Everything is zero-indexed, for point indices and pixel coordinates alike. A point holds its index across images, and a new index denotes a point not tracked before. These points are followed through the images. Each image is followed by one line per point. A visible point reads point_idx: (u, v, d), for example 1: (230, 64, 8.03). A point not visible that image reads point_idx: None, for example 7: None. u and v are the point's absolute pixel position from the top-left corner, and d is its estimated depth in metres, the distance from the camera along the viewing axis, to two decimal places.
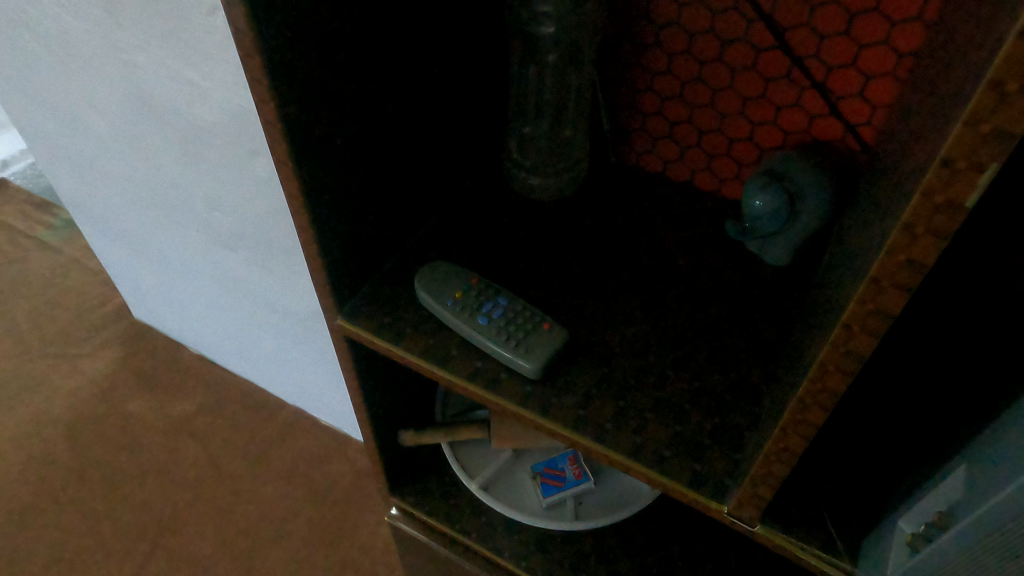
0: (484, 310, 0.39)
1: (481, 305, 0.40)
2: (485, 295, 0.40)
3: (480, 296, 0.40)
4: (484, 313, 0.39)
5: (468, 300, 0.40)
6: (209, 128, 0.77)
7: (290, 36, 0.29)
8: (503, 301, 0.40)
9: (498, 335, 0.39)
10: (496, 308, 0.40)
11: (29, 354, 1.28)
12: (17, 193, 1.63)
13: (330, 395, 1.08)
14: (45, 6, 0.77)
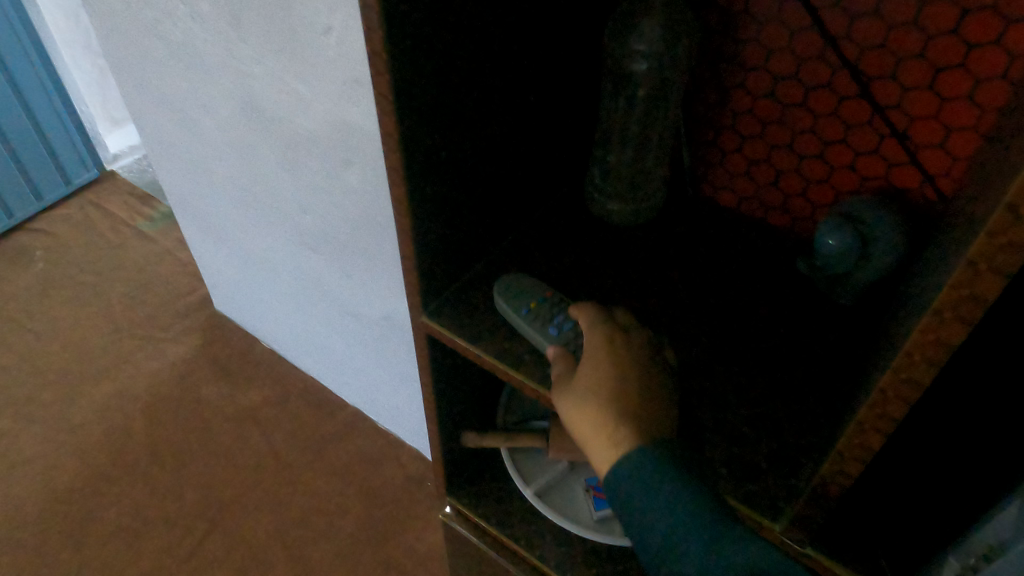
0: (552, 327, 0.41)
1: (552, 322, 0.42)
2: (556, 312, 0.42)
3: (553, 313, 0.42)
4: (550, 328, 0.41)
5: (541, 313, 0.42)
6: (309, 136, 0.83)
7: (414, 59, 0.33)
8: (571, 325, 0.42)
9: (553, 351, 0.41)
10: (562, 327, 0.42)
11: (119, 334, 1.38)
12: (122, 185, 1.76)
13: (391, 400, 1.13)
14: (177, 19, 0.85)
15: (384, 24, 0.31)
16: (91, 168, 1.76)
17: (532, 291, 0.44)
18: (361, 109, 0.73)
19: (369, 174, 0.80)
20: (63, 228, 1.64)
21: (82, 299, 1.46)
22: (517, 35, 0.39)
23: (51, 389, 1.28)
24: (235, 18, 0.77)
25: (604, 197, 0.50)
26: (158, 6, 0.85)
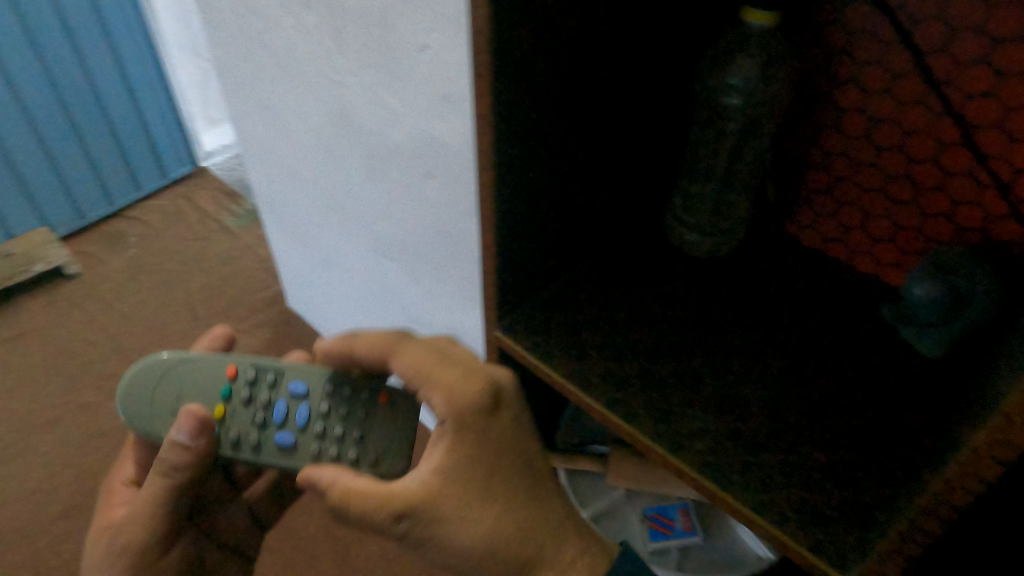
0: (306, 400, 0.49)
1: (271, 402, 0.50)
2: (255, 392, 0.50)
3: (256, 395, 0.50)
4: (282, 411, 0.49)
5: (256, 404, 0.49)
6: (395, 148, 0.85)
7: (517, 84, 0.35)
8: (303, 393, 0.50)
9: (344, 427, 0.48)
10: (304, 396, 0.50)
11: (197, 322, 1.45)
12: (213, 181, 1.87)
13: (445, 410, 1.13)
14: (282, 30, 0.89)
15: (492, 49, 0.32)
16: (185, 163, 1.85)
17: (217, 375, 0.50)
18: (448, 125, 0.75)
19: (448, 188, 0.82)
20: (155, 218, 1.74)
21: (166, 285, 1.55)
22: (614, 67, 0.40)
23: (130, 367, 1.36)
24: (337, 32, 0.81)
25: (685, 228, 0.50)
26: (266, 17, 0.90)
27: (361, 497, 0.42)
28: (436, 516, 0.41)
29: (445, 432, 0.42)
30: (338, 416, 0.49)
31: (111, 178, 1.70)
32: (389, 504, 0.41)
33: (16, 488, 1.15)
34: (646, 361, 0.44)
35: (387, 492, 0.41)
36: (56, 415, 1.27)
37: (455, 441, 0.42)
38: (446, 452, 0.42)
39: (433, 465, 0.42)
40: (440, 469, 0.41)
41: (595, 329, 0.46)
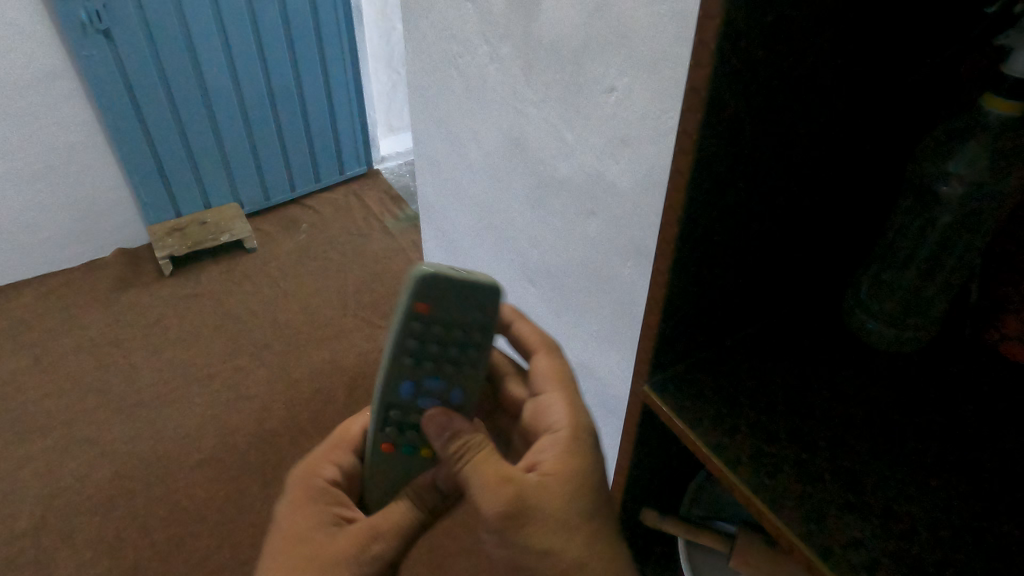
0: (423, 377, 0.47)
1: (418, 403, 0.48)
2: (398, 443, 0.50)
3: (408, 444, 0.50)
4: (426, 402, 0.48)
5: (421, 438, 0.49)
6: (562, 181, 0.85)
7: (721, 147, 0.34)
8: (400, 406, 0.48)
9: (452, 342, 0.45)
10: (416, 379, 0.47)
11: (346, 311, 1.55)
12: (382, 184, 2.00)
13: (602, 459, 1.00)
14: (475, 57, 0.92)
15: (705, 109, 0.32)
16: (361, 163, 2.00)
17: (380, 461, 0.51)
18: (621, 168, 0.72)
19: (607, 229, 0.80)
20: (327, 210, 1.89)
21: (326, 273, 1.67)
22: (822, 141, 0.39)
23: (281, 342, 1.47)
24: (526, 64, 0.81)
25: (867, 315, 0.47)
26: (462, 42, 0.93)
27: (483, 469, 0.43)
28: (549, 509, 0.43)
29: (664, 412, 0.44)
30: (444, 351, 0.46)
31: (297, 168, 1.88)
32: (503, 485, 0.42)
33: (171, 430, 1.28)
34: (802, 451, 0.41)
35: (507, 471, 0.43)
36: (213, 372, 1.40)
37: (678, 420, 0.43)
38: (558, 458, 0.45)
39: (549, 465, 0.45)
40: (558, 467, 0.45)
41: (751, 403, 0.44)
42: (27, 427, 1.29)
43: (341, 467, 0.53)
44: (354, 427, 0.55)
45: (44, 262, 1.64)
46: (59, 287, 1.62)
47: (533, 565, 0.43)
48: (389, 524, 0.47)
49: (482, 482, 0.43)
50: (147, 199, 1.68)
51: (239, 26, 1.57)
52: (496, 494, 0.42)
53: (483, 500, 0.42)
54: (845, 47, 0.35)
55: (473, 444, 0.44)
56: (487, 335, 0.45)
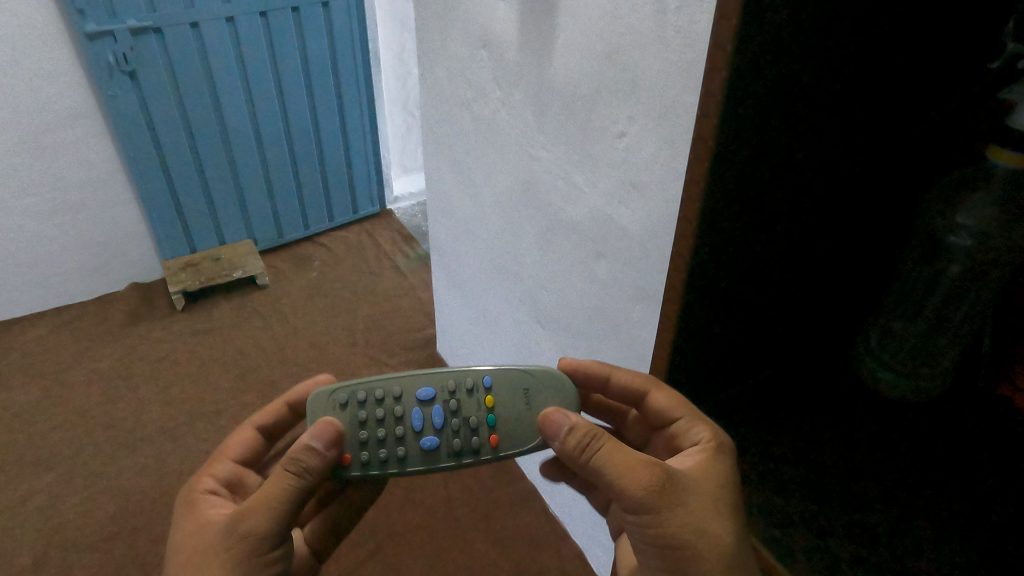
0: (419, 434, 0.50)
1: (441, 428, 0.50)
2: (482, 438, 0.51)
3: (480, 428, 0.51)
4: (418, 423, 0.50)
5: (468, 414, 0.51)
6: (572, 224, 0.85)
7: (730, 194, 0.35)
8: (440, 447, 0.50)
9: (378, 421, 0.50)
10: (418, 433, 0.50)
11: (354, 349, 1.55)
12: (394, 223, 2.02)
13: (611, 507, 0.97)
14: (490, 102, 0.93)
15: (711, 158, 0.33)
16: (374, 202, 2.03)
17: (514, 447, 0.50)
18: (629, 211, 0.72)
19: (617, 272, 0.79)
20: (339, 248, 1.91)
21: (336, 311, 1.67)
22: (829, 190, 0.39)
23: (289, 379, 1.47)
24: (539, 108, 0.83)
25: (878, 364, 0.48)
26: (477, 88, 0.95)
27: (624, 452, 0.38)
28: (696, 506, 0.37)
29: (706, 451, 0.40)
30: (375, 425, 0.50)
31: (311, 206, 1.90)
32: (650, 463, 0.37)
33: (175, 466, 1.27)
34: (813, 504, 0.40)
35: (646, 457, 0.38)
36: (220, 408, 1.40)
37: (724, 452, 0.40)
38: (708, 463, 0.39)
39: (694, 465, 0.39)
40: (704, 469, 0.39)
41: (760, 452, 0.44)
42: (31, 460, 1.29)
43: (219, 476, 0.53)
44: (232, 446, 0.56)
45: (59, 296, 1.66)
46: (72, 320, 1.63)
47: (685, 565, 0.37)
48: (256, 507, 0.44)
49: (621, 470, 0.37)
50: (162, 235, 1.70)
51: (260, 70, 1.62)
52: (641, 476, 0.37)
53: (628, 478, 0.37)
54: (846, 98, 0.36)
55: (598, 431, 0.39)
56: (357, 395, 0.50)
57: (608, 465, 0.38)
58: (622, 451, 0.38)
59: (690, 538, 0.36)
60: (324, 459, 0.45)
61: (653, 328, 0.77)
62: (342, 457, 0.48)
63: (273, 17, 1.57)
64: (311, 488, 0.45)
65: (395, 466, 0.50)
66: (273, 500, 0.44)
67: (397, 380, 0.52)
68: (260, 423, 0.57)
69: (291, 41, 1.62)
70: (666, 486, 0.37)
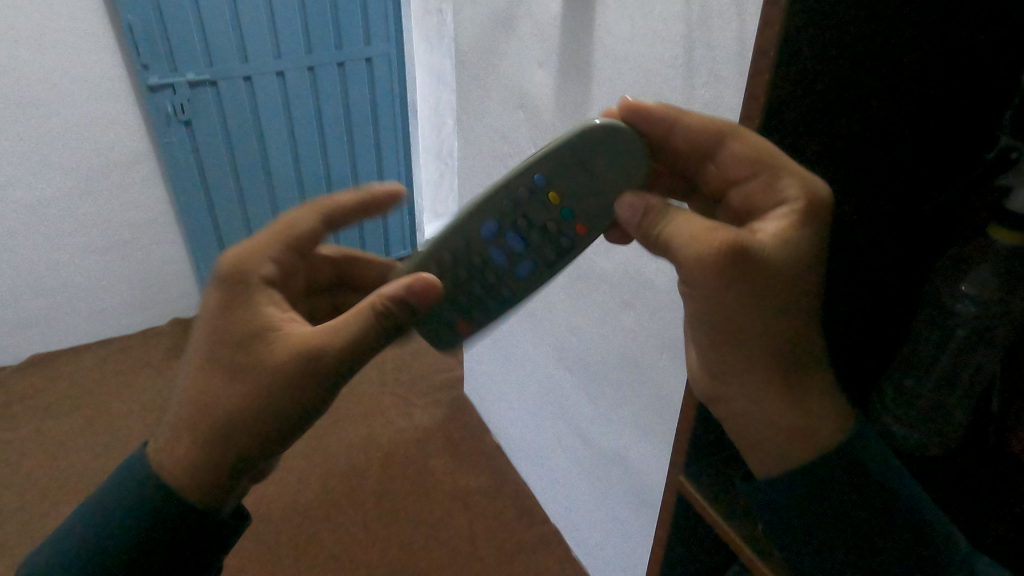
0: (510, 266, 0.53)
1: (521, 250, 0.52)
2: (570, 231, 0.50)
3: (565, 227, 0.50)
4: (501, 258, 0.53)
5: (542, 220, 0.50)
6: (602, 275, 0.89)
7: None
8: (534, 261, 0.52)
9: (462, 274, 0.54)
10: (508, 267, 0.53)
11: (383, 388, 1.59)
12: None
13: (637, 550, 0.99)
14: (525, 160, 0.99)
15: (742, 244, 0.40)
16: (406, 245, 2.09)
17: (597, 220, 0.49)
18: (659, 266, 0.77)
19: (644, 322, 0.83)
20: None
21: None
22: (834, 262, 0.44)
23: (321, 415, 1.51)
24: None
25: (896, 422, 0.51)
26: (513, 145, 1.01)
27: (698, 221, 0.40)
28: (767, 278, 0.39)
29: (794, 213, 0.40)
30: (462, 277, 0.54)
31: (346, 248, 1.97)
32: (719, 229, 0.38)
33: None
34: None
35: (717, 223, 0.39)
36: None
37: (809, 222, 0.40)
38: (791, 229, 0.40)
39: (772, 235, 0.39)
40: (780, 238, 0.39)
41: None
42: (74, 487, 1.34)
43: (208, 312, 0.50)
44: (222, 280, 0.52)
45: (106, 329, 1.74)
46: (117, 352, 1.71)
47: (737, 357, 0.41)
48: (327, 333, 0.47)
49: (690, 240, 0.39)
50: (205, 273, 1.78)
51: (305, 119, 1.71)
52: (711, 240, 0.38)
53: (697, 247, 0.38)
54: (846, 190, 0.44)
55: (670, 207, 0.42)
56: (430, 263, 0.54)
57: (678, 234, 0.40)
58: (691, 222, 0.40)
59: (752, 314, 0.39)
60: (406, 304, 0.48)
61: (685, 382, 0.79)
62: (461, 328, 0.57)
63: (319, 71, 1.67)
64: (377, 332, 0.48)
65: (505, 300, 0.54)
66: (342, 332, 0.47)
67: (452, 227, 0.53)
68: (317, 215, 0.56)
69: (335, 92, 1.72)
70: (742, 257, 0.38)
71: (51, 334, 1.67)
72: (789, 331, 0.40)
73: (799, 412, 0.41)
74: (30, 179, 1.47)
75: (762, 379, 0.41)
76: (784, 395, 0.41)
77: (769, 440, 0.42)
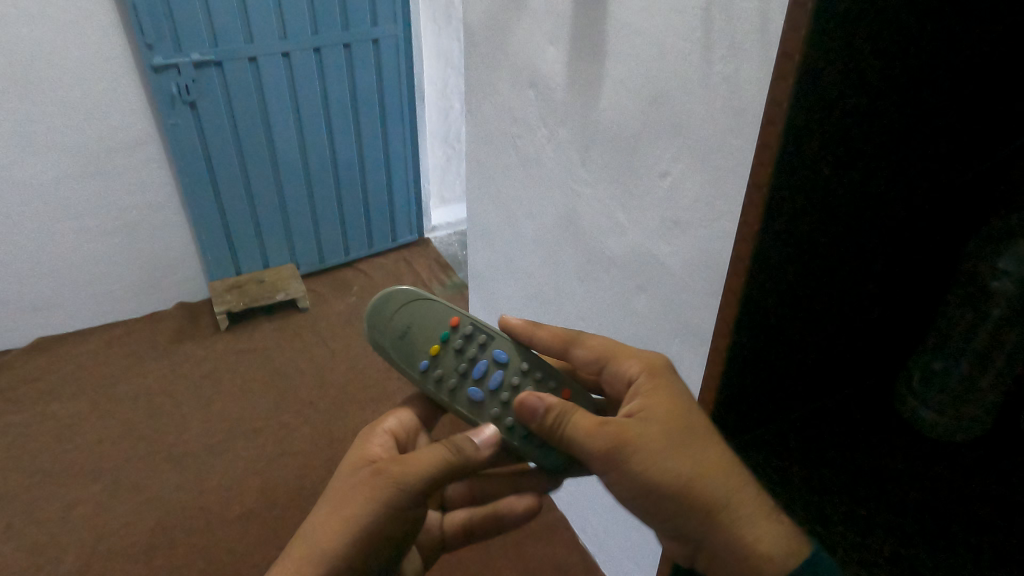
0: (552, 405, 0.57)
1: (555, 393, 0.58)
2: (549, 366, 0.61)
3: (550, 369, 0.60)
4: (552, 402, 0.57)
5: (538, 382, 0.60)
6: (612, 258, 0.86)
7: (780, 242, 0.40)
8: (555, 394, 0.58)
9: None
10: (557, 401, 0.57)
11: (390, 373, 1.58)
12: (432, 252, 2.06)
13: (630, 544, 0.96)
14: (535, 139, 0.97)
15: (764, 218, 0.38)
16: (413, 231, 2.08)
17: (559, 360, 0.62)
18: (671, 249, 0.74)
19: (657, 307, 0.80)
20: (377, 274, 1.96)
21: None
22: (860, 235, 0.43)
23: (326, 401, 1.50)
24: (584, 147, 0.85)
25: (919, 403, 0.50)
26: (522, 125, 0.99)
27: (581, 418, 0.47)
28: (652, 440, 0.44)
29: (642, 391, 0.49)
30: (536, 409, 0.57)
31: (352, 234, 1.96)
32: (601, 422, 0.46)
33: (217, 482, 1.31)
34: (859, 537, 0.43)
35: (601, 417, 0.46)
36: (260, 427, 1.44)
37: (656, 392, 0.48)
38: (648, 400, 0.47)
39: (639, 408, 0.47)
40: (648, 406, 0.46)
41: (803, 484, 0.47)
42: (80, 469, 1.34)
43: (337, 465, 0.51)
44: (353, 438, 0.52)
45: (111, 312, 1.73)
46: (122, 335, 1.70)
47: (673, 504, 0.43)
48: (410, 462, 0.46)
49: (581, 432, 0.46)
50: (211, 257, 1.77)
51: (311, 102, 1.69)
52: (597, 438, 0.45)
53: (590, 442, 0.46)
54: (880, 160, 0.41)
55: (565, 406, 0.48)
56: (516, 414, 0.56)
57: (575, 434, 0.47)
58: (579, 425, 0.46)
59: (662, 462, 0.44)
60: (479, 452, 0.49)
61: (699, 367, 0.77)
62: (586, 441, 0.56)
63: (326, 53, 1.65)
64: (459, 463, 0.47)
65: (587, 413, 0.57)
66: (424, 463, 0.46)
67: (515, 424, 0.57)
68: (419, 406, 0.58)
69: (341, 75, 1.70)
70: (624, 438, 0.45)
71: (56, 317, 1.66)
72: (701, 462, 0.43)
73: (748, 527, 0.42)
74: (33, 160, 1.45)
75: (704, 516, 0.43)
76: (730, 518, 0.42)
77: (748, 568, 0.42)
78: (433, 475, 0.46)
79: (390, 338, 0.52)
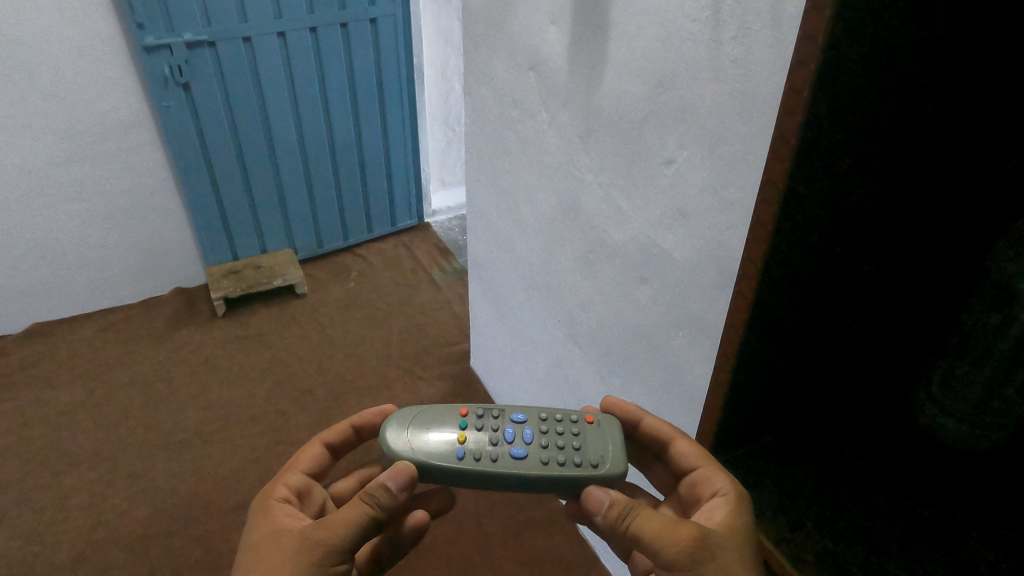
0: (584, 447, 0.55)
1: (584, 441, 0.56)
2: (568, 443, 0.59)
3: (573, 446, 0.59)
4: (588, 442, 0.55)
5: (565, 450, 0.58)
6: (614, 248, 0.83)
7: (795, 242, 0.38)
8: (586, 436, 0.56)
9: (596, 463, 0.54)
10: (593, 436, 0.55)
11: (389, 360, 1.56)
12: (432, 237, 2.03)
13: None
14: (535, 122, 0.93)
15: (776, 218, 0.36)
16: (413, 216, 2.05)
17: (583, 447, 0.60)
18: (676, 239, 0.71)
19: (660, 299, 0.78)
20: (377, 260, 1.93)
21: (372, 321, 1.69)
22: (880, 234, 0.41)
23: (324, 389, 1.48)
24: (587, 131, 0.81)
25: (938, 409, 0.48)
26: (522, 108, 0.96)
27: (652, 517, 0.43)
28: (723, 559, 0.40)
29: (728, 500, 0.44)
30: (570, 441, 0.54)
31: (351, 219, 1.93)
32: (677, 528, 0.42)
33: (214, 470, 1.29)
34: (872, 553, 0.41)
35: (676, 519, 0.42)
36: (257, 415, 1.42)
37: (744, 504, 0.43)
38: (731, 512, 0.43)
39: (722, 519, 0.42)
40: (729, 518, 0.42)
41: (813, 494, 0.45)
42: (75, 458, 1.32)
43: (291, 485, 0.55)
44: (304, 458, 0.58)
45: (106, 298, 1.71)
46: (118, 321, 1.68)
47: None
48: (331, 523, 0.46)
49: (648, 531, 0.42)
50: (207, 242, 1.74)
51: (307, 83, 1.65)
52: (672, 539, 0.41)
53: (659, 545, 0.41)
54: (904, 158, 0.38)
55: (634, 502, 0.45)
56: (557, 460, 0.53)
57: (641, 530, 0.43)
58: (649, 524, 0.43)
59: None
60: (395, 497, 0.47)
61: (703, 361, 0.75)
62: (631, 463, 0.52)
63: (322, 32, 1.60)
64: (377, 521, 0.47)
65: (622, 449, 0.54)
66: (345, 520, 0.46)
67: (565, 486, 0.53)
68: (305, 469, 0.57)
69: (338, 55, 1.65)
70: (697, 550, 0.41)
71: (50, 303, 1.64)
72: None
73: None
74: (23, 143, 1.42)
75: None
76: None
77: None
78: (353, 534, 0.46)
79: (410, 449, 0.52)
